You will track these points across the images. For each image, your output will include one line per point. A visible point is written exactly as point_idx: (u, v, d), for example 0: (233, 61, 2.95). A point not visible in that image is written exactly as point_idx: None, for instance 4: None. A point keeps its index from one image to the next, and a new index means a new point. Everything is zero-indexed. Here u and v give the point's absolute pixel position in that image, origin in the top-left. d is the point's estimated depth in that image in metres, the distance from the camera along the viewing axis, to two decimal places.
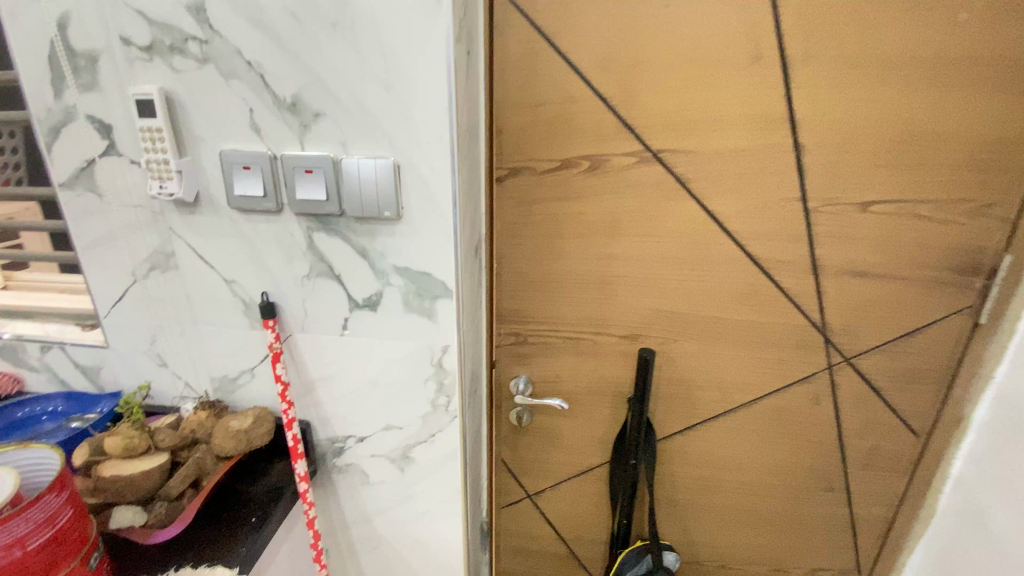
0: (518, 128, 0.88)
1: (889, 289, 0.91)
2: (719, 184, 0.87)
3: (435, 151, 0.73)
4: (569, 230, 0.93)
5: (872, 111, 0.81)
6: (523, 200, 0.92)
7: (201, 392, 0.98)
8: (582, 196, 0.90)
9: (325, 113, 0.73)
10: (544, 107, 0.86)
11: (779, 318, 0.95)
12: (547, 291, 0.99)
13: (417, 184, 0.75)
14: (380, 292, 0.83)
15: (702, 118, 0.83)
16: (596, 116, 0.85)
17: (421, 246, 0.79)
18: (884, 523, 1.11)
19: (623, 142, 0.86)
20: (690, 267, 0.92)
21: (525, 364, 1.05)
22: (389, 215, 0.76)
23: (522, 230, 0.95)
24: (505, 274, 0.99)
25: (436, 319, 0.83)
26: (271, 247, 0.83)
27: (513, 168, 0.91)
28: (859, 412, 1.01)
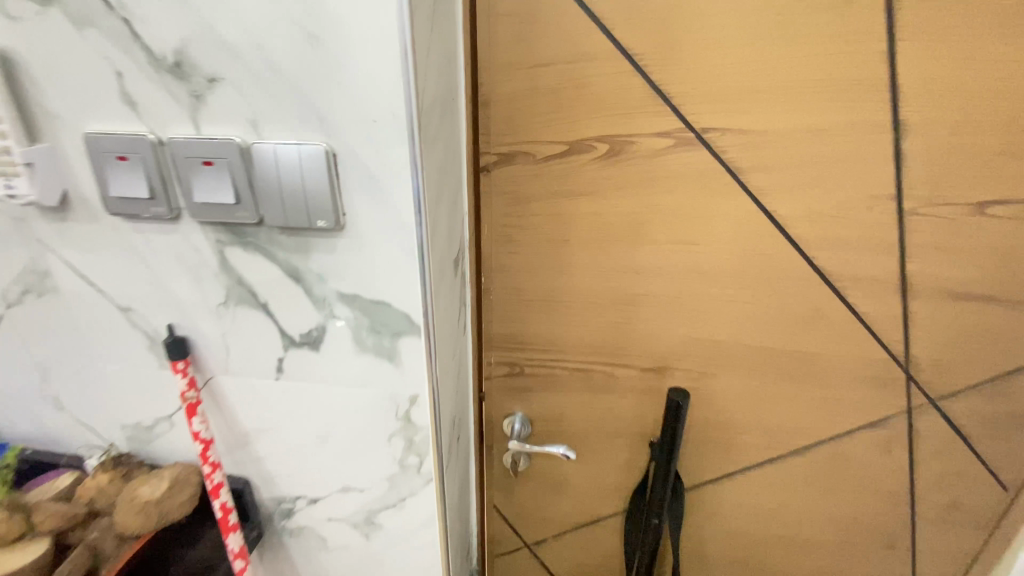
0: (513, 100, 0.64)
1: (998, 314, 0.69)
2: (783, 175, 0.64)
3: (387, 133, 0.50)
4: (579, 237, 0.70)
5: (1008, 76, 0.57)
6: (519, 197, 0.70)
7: (110, 442, 0.78)
8: (597, 193, 0.67)
9: (225, 77, 0.50)
10: (548, 71, 0.63)
11: (849, 350, 0.73)
12: (550, 313, 0.77)
13: (363, 183, 0.52)
14: (323, 327, 0.61)
15: (767, 84, 0.60)
16: (619, 83, 0.62)
17: (374, 269, 0.56)
18: None
19: (655, 118, 0.63)
20: (737, 285, 0.70)
21: (521, 400, 0.84)
22: (325, 225, 0.54)
23: (517, 236, 0.72)
24: (495, 290, 0.76)
25: (399, 362, 0.62)
26: (172, 265, 0.61)
27: (506, 155, 0.68)
28: (939, 463, 0.81)
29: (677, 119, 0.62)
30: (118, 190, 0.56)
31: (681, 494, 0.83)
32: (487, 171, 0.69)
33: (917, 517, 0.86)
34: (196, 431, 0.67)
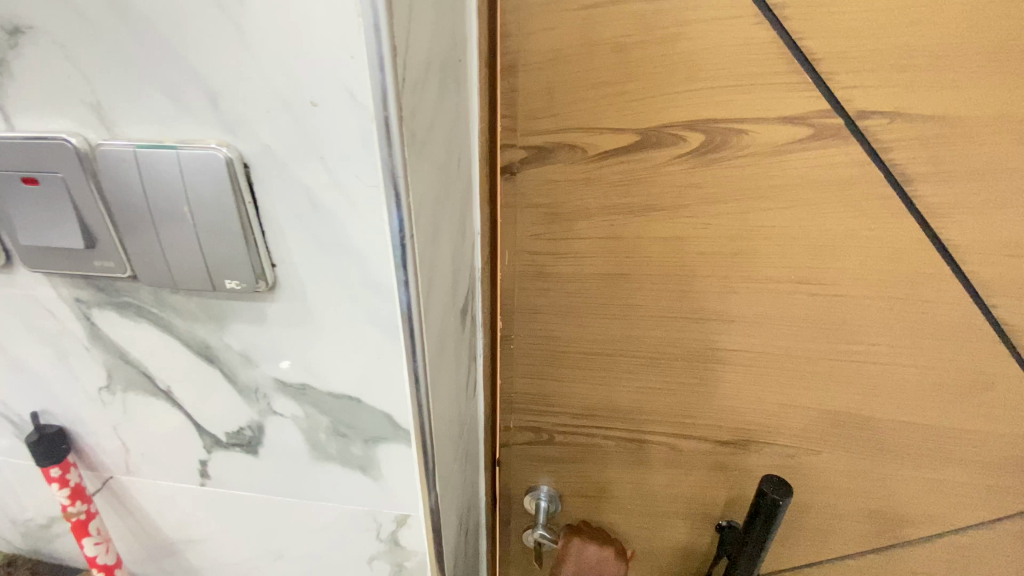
0: (573, 63, 0.45)
1: None
2: (963, 186, 0.45)
3: (337, 128, 0.27)
4: (649, 264, 0.52)
5: None
6: (559, 213, 0.51)
7: (4, 540, 0.58)
8: (689, 200, 0.49)
9: (33, 23, 0.27)
10: (631, 18, 0.42)
11: (1010, 417, 0.54)
12: (590, 367, 0.59)
13: (300, 216, 0.29)
14: (259, 425, 0.40)
15: (967, 44, 0.40)
16: (737, 37, 0.42)
17: (331, 350, 0.34)
18: None
19: (788, 95, 0.43)
20: (873, 329, 0.52)
21: (550, 471, 0.67)
22: (239, 287, 0.31)
23: (554, 265, 0.54)
24: (517, 339, 0.59)
25: (378, 472, 0.41)
26: (20, 332, 0.39)
27: (540, 149, 0.49)
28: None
29: (822, 95, 0.43)
30: None
31: None
32: (510, 174, 0.50)
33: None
34: (91, 556, 0.47)
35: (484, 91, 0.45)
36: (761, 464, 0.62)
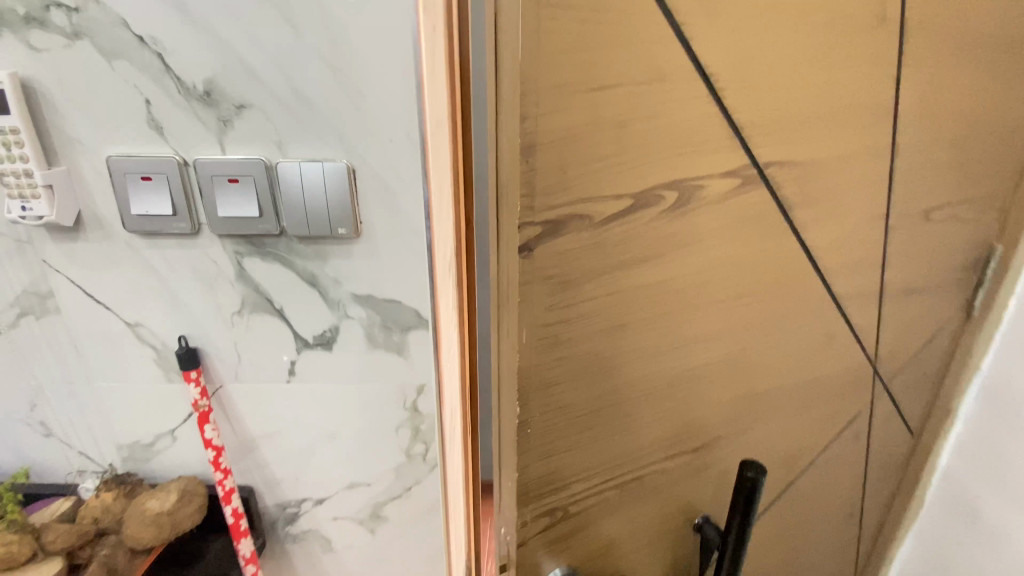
0: (584, 128, 0.45)
1: (924, 303, 0.76)
2: (835, 232, 0.62)
3: (402, 151, 0.58)
4: (651, 333, 0.56)
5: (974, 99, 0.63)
6: (575, 278, 0.50)
7: (106, 465, 0.77)
8: (677, 231, 0.53)
9: (250, 103, 0.56)
10: (626, 95, 0.46)
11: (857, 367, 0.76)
12: (596, 427, 0.58)
13: (378, 194, 0.60)
14: (336, 327, 0.67)
15: (802, 136, 0.54)
16: (698, 111, 0.49)
17: (387, 272, 0.64)
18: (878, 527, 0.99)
19: (695, 158, 0.51)
20: (790, 332, 0.65)
21: None
22: (344, 233, 0.61)
23: (566, 331, 0.52)
24: (532, 422, 0.55)
25: (408, 354, 0.69)
26: (186, 278, 0.65)
27: (552, 223, 0.48)
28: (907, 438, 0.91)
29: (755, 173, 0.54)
30: (142, 208, 0.60)
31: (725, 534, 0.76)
32: (528, 251, 0.48)
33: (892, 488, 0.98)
34: (208, 438, 0.69)
35: None
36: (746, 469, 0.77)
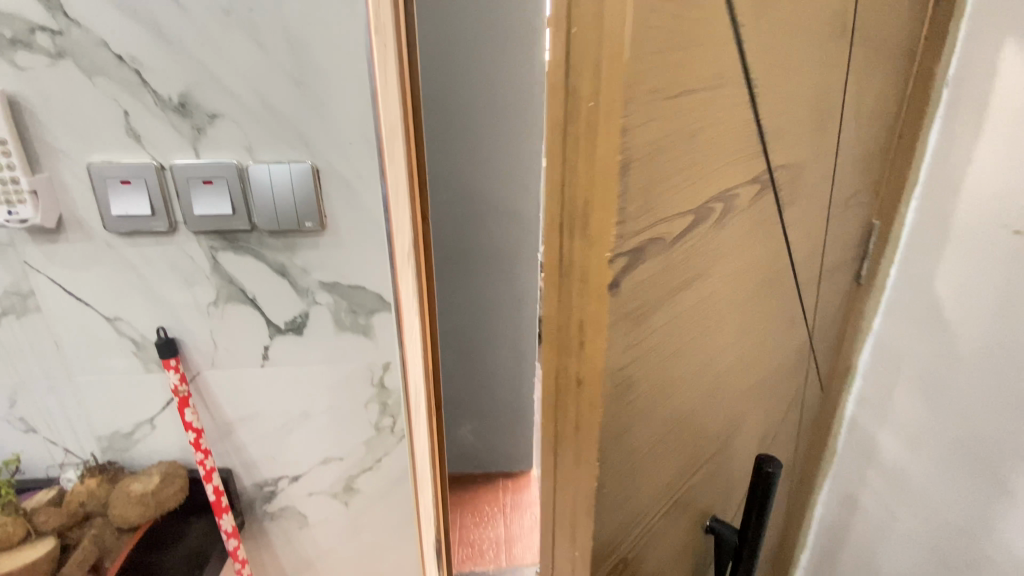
0: (670, 146, 0.34)
1: (828, 278, 0.70)
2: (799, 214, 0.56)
3: (361, 153, 0.66)
4: (697, 347, 0.46)
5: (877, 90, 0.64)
6: (644, 312, 0.38)
7: (87, 456, 0.82)
8: (721, 232, 0.43)
9: (222, 113, 0.64)
10: (696, 103, 0.35)
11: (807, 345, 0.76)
12: (642, 468, 0.44)
13: (340, 190, 0.68)
14: (306, 313, 0.74)
15: (807, 136, 0.51)
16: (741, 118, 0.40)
17: (351, 259, 0.71)
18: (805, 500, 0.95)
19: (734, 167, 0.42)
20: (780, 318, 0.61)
21: None
22: (311, 226, 0.68)
23: (636, 371, 0.39)
24: (607, 481, 0.40)
25: (374, 334, 0.76)
26: (163, 273, 0.71)
27: (634, 252, 0.34)
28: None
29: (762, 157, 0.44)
30: (122, 209, 0.66)
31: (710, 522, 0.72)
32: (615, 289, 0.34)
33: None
34: (188, 421, 0.75)
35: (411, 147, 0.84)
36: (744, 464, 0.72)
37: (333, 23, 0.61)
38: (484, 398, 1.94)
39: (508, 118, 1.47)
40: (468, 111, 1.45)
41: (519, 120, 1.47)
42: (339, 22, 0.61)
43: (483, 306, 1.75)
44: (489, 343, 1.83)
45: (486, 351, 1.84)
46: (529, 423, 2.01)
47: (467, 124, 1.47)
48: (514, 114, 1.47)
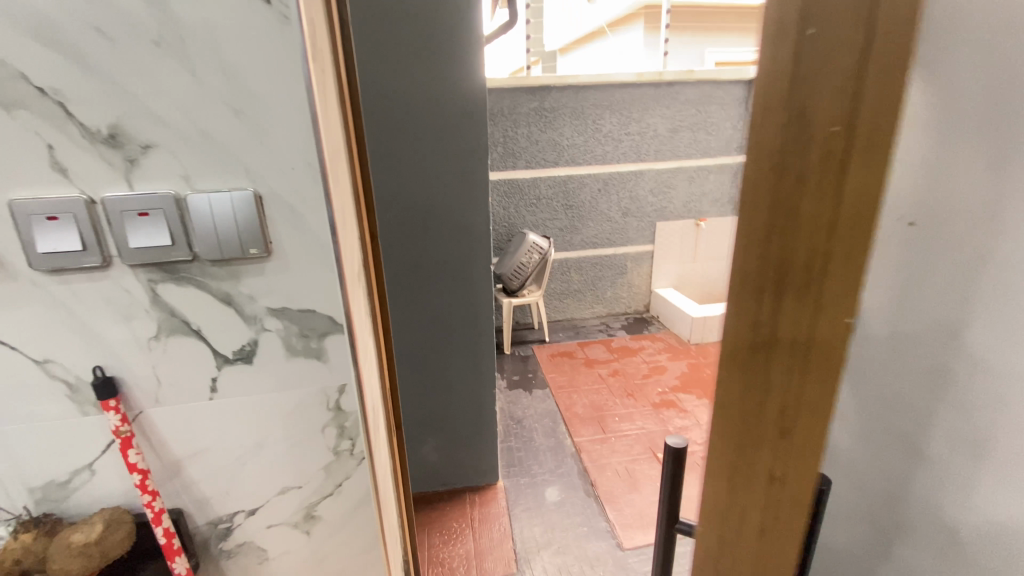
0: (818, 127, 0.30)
1: None
2: None
3: (303, 177, 0.67)
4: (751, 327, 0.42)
5: None
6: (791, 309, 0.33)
7: (18, 510, 0.76)
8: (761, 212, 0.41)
9: (156, 143, 0.63)
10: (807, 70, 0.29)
11: None
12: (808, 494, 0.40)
13: (284, 215, 0.68)
14: (255, 341, 0.73)
15: None
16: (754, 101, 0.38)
17: (299, 284, 0.71)
18: None
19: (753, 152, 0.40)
20: None
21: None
22: (256, 252, 0.68)
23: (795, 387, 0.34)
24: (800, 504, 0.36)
25: (327, 358, 0.76)
26: (98, 309, 0.68)
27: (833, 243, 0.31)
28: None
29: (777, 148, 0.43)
30: (50, 245, 0.63)
31: None
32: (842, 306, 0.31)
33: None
34: (132, 462, 0.72)
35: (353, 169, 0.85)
36: None
37: (269, 51, 0.62)
38: (445, 413, 1.94)
39: (452, 134, 1.49)
40: (412, 129, 1.46)
41: (463, 137, 1.50)
42: (276, 52, 0.62)
43: (438, 321, 1.75)
44: (447, 358, 1.83)
45: (444, 366, 1.84)
46: (491, 434, 2.02)
47: (411, 142, 1.48)
48: (458, 130, 1.49)
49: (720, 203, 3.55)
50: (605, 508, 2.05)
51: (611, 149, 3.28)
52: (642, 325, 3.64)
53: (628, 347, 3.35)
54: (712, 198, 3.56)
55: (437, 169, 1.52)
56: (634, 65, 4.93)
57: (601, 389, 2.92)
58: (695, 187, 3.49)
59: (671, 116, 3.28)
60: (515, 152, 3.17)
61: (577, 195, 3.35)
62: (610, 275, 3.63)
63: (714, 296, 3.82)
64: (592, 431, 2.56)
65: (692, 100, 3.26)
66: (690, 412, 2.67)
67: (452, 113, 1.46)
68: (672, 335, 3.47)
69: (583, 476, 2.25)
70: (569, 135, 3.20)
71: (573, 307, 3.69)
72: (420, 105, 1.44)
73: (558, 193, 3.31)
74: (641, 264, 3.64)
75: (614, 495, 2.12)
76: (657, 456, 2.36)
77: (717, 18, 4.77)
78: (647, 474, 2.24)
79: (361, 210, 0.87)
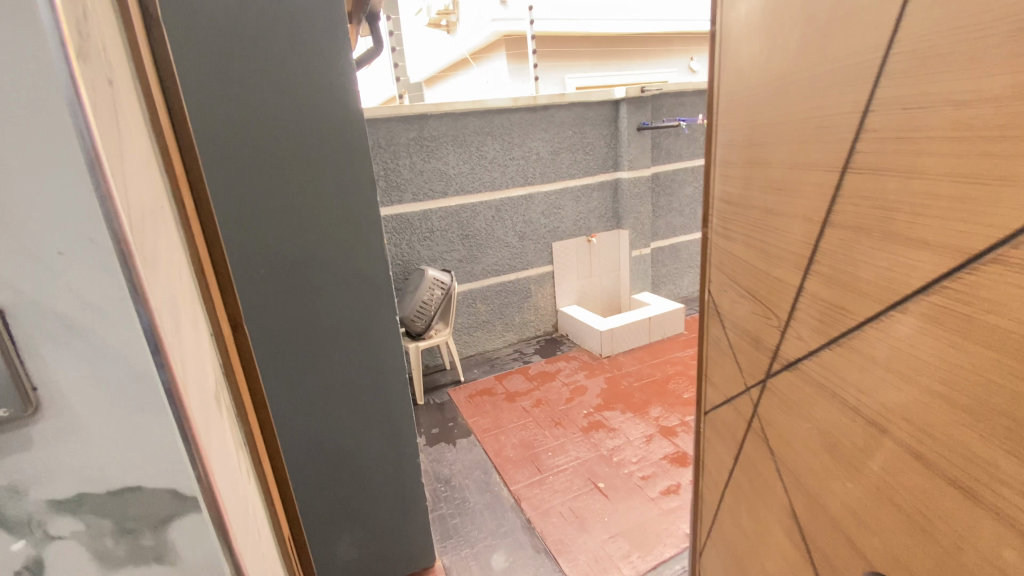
0: None
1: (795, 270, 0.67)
2: (936, 199, 0.44)
3: (81, 265, 0.37)
4: None
5: (792, 99, 0.64)
6: None
7: None
8: None
9: None
10: None
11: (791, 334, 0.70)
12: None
13: (54, 338, 0.37)
14: (36, 561, 0.42)
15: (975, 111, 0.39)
16: None
17: (105, 450, 0.41)
18: (726, 469, 1.00)
19: None
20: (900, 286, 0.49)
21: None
22: (5, 414, 0.37)
23: None
24: None
25: (177, 557, 0.46)
26: None
27: None
28: (717, 412, 1.01)
29: None
30: None
31: (809, 470, 0.69)
32: None
33: (696, 441, 1.15)
34: None
35: (183, 232, 0.55)
36: (823, 410, 0.64)
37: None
38: (355, 506, 1.53)
39: (329, 168, 1.18)
40: (273, 165, 1.13)
41: (339, 171, 1.20)
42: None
43: (334, 396, 1.38)
44: (351, 438, 1.44)
45: (347, 449, 1.45)
46: (418, 516, 1.64)
47: (273, 182, 1.14)
48: (336, 163, 1.19)
49: (609, 217, 3.54)
50: (559, 562, 1.80)
51: (498, 175, 3.09)
52: (553, 347, 3.48)
53: (547, 372, 3.15)
54: (600, 214, 3.51)
55: (311, 213, 1.20)
56: (504, 91, 4.90)
57: (527, 423, 2.66)
58: (583, 205, 3.42)
59: (550, 138, 3.17)
60: (400, 184, 2.83)
61: (471, 224, 3.11)
62: (516, 301, 3.44)
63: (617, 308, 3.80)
64: (527, 474, 2.28)
65: (568, 121, 3.19)
66: (619, 431, 2.52)
67: (322, 142, 1.16)
68: (585, 352, 3.35)
69: (528, 530, 1.96)
70: (454, 164, 2.96)
71: (482, 339, 3.42)
72: (281, 133, 1.12)
73: (451, 224, 3.05)
74: (545, 285, 3.49)
75: (565, 545, 1.87)
76: (599, 486, 2.16)
77: (574, 42, 4.92)
78: (593, 511, 2.03)
79: (205, 291, 0.57)
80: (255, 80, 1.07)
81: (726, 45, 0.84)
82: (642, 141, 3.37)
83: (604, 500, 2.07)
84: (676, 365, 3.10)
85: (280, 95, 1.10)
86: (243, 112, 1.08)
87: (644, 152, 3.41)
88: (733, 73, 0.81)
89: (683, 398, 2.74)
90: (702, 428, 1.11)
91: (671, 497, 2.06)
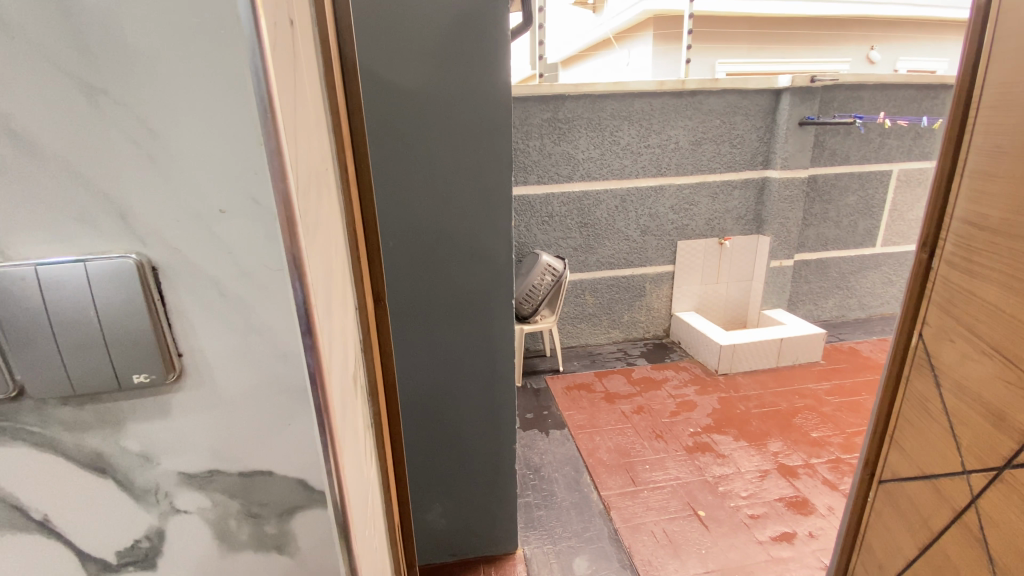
0: None
1: None
2: None
3: (241, 229, 0.33)
4: None
5: None
6: None
7: None
8: None
9: None
10: None
11: None
12: None
13: (206, 304, 0.34)
14: (158, 531, 0.40)
15: None
16: None
17: (242, 427, 0.38)
18: (903, 555, 0.81)
19: None
20: None
21: None
22: (146, 379, 0.35)
23: None
24: None
25: (295, 549, 0.43)
26: None
27: None
28: (901, 486, 0.82)
29: None
30: None
31: None
32: None
33: (851, 510, 0.95)
34: None
35: (342, 196, 0.51)
36: None
37: None
38: (442, 492, 1.38)
39: (472, 142, 1.02)
40: (415, 131, 0.99)
41: (480, 149, 1.03)
42: None
43: (437, 374, 1.22)
44: (449, 419, 1.28)
45: (437, 431, 1.29)
46: (502, 516, 1.46)
47: (410, 147, 1.00)
48: (480, 139, 1.02)
49: (748, 220, 3.08)
50: None
51: (629, 163, 2.84)
52: (662, 352, 3.09)
53: (651, 379, 2.76)
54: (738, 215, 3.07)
55: (447, 184, 1.04)
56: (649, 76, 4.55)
57: (625, 429, 2.31)
58: (719, 204, 3.01)
59: (693, 127, 2.83)
60: (526, 166, 2.73)
61: (593, 212, 2.91)
62: (627, 297, 3.14)
63: (739, 321, 3.30)
64: (619, 482, 1.96)
65: (716, 110, 2.82)
66: (730, 458, 2.08)
67: (469, 111, 0.99)
68: (698, 365, 2.90)
69: (615, 541, 1.68)
70: (584, 148, 2.76)
71: (586, 331, 3.17)
72: (427, 105, 0.97)
73: (572, 211, 2.87)
74: (662, 287, 3.15)
75: (655, 568, 1.57)
76: (698, 513, 1.79)
77: (733, 24, 4.43)
78: (690, 539, 1.68)
79: (355, 265, 0.54)
80: (407, 21, 0.91)
81: (1013, 19, 0.62)
82: (802, 138, 2.88)
83: (703, 530, 1.71)
84: (805, 397, 2.52)
85: (429, 47, 0.94)
86: (389, 62, 0.93)
87: (802, 150, 2.91)
88: (1016, 61, 0.62)
89: (811, 436, 2.21)
90: (867, 498, 0.91)
91: (783, 546, 1.64)
